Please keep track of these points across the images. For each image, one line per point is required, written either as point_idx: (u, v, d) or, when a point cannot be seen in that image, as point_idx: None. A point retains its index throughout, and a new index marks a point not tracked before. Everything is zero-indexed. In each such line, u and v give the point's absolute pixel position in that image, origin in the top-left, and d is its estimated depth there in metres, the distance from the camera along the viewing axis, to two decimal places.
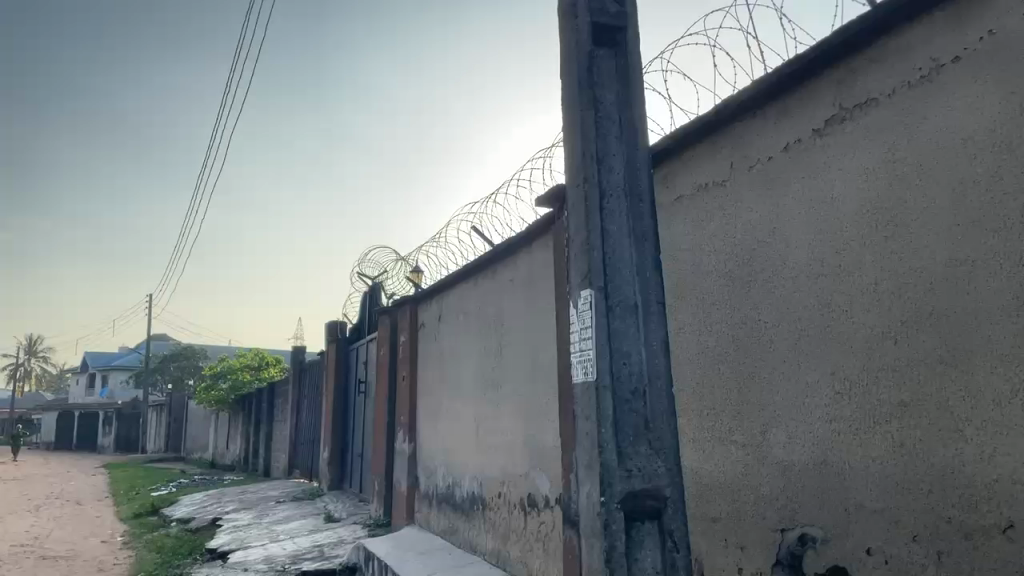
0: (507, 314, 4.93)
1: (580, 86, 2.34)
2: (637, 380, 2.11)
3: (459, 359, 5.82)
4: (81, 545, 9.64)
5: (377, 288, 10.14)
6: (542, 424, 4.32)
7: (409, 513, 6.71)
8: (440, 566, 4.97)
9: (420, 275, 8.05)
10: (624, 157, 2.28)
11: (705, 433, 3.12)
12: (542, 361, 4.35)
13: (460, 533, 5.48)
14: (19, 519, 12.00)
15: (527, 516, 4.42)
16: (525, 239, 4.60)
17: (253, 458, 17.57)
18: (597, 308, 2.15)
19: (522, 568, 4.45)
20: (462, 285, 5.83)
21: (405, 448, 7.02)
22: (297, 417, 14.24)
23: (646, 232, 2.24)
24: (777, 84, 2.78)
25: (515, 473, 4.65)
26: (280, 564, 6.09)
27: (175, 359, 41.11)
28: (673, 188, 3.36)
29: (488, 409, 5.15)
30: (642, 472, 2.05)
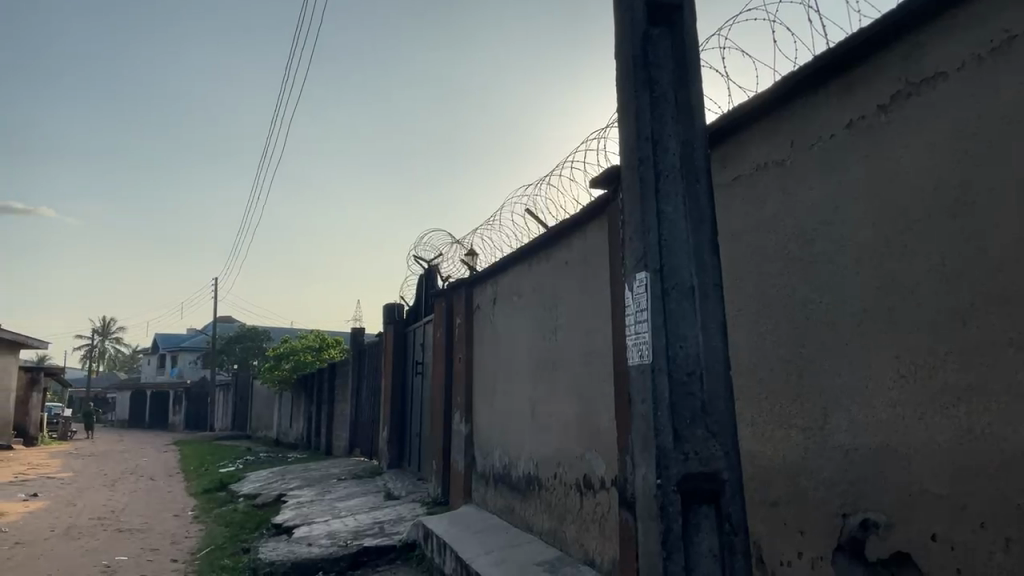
0: (562, 296, 4.93)
1: (636, 67, 2.32)
2: (694, 363, 2.10)
3: (514, 342, 5.86)
4: (155, 518, 10.08)
5: (433, 270, 10.25)
6: (597, 406, 4.33)
7: (466, 493, 6.80)
8: (498, 545, 5.04)
9: (475, 258, 8.09)
10: (680, 138, 2.26)
11: (763, 417, 3.08)
12: (597, 343, 4.35)
13: (517, 512, 5.53)
14: (97, 493, 12.61)
15: (583, 497, 4.44)
16: (580, 222, 4.58)
17: (315, 436, 18.03)
18: (653, 291, 2.15)
19: (578, 548, 4.48)
20: (517, 267, 5.86)
21: (462, 429, 7.10)
22: (357, 397, 14.53)
23: (703, 213, 2.23)
24: (839, 59, 2.71)
25: (571, 454, 4.67)
26: (342, 540, 6.25)
27: (240, 340, 42.33)
28: (731, 168, 3.30)
29: (544, 391, 5.17)
30: (699, 456, 2.05)
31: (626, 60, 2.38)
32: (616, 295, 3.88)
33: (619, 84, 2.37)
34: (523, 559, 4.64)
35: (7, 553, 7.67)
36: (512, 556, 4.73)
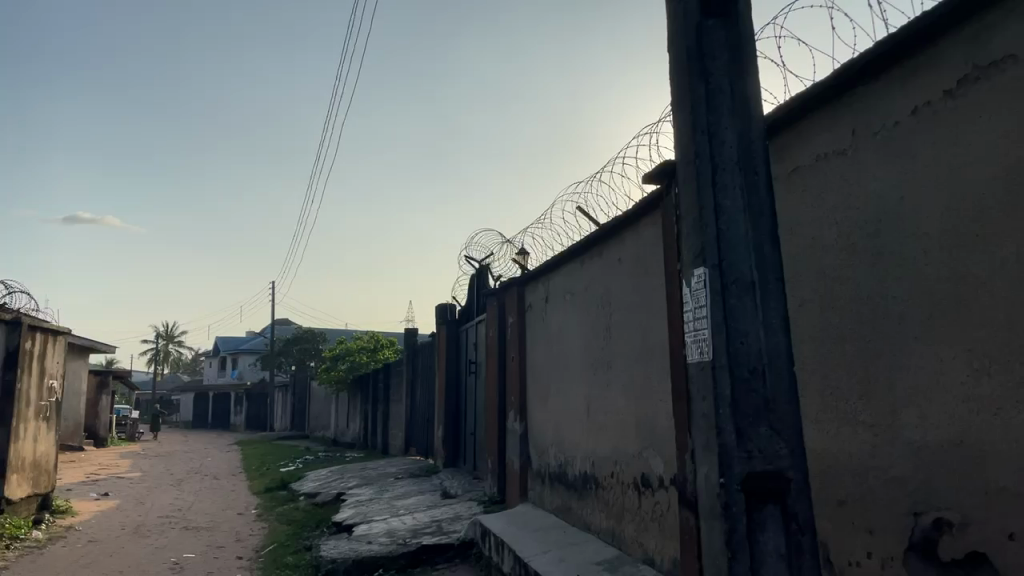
0: (615, 294, 4.89)
1: (690, 60, 2.30)
2: (756, 359, 2.06)
3: (568, 340, 5.84)
4: (220, 516, 10.35)
5: (484, 270, 10.29)
6: (653, 404, 4.28)
7: (522, 492, 6.81)
8: (556, 544, 5.02)
9: (526, 257, 8.09)
10: (737, 130, 2.22)
11: (827, 413, 3.01)
12: (653, 339, 4.30)
13: (574, 511, 5.51)
14: (165, 492, 13.02)
15: (642, 496, 4.40)
16: (632, 218, 4.54)
17: (371, 436, 18.28)
18: (712, 287, 2.14)
19: (637, 547, 4.44)
20: (569, 265, 5.84)
21: (516, 428, 7.11)
22: (412, 396, 14.67)
23: (763, 206, 2.19)
24: (901, 45, 2.63)
25: (627, 453, 4.64)
26: (401, 538, 6.31)
27: (297, 342, 43.17)
28: (789, 159, 3.23)
29: (599, 389, 5.14)
30: (764, 454, 2.02)
31: (681, 54, 2.36)
32: (670, 291, 3.83)
33: (675, 78, 2.36)
34: (582, 558, 4.63)
35: (82, 550, 7.98)
36: (570, 555, 4.71)
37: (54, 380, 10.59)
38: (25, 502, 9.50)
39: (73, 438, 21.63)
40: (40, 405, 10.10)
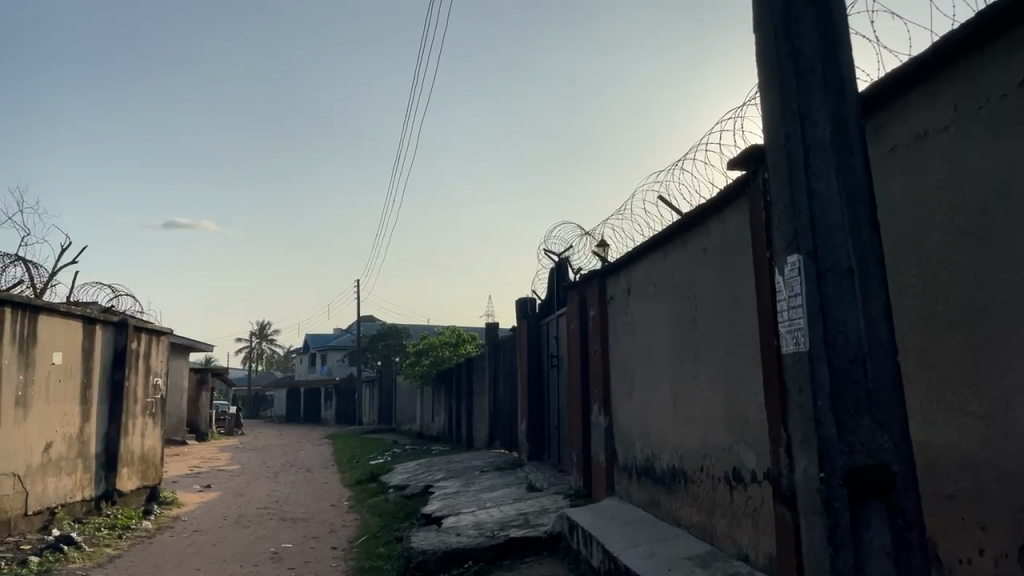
0: (700, 284, 4.78)
1: (778, 40, 2.23)
2: (856, 349, 2.02)
3: (652, 332, 5.75)
4: (314, 508, 10.71)
5: (564, 263, 10.24)
6: (744, 397, 4.17)
7: (608, 486, 6.77)
8: (645, 538, 4.96)
9: (606, 249, 8.01)
10: (829, 111, 2.16)
11: (933, 405, 2.86)
12: (742, 331, 4.19)
13: (662, 506, 5.44)
14: (262, 485, 13.56)
15: (733, 491, 4.30)
16: (716, 206, 4.43)
17: (456, 429, 18.49)
18: (807, 275, 2.10)
19: (730, 543, 4.34)
20: (650, 257, 5.76)
21: (601, 421, 7.08)
22: (495, 390, 14.78)
23: (859, 188, 2.13)
24: (1003, 14, 2.47)
25: (717, 447, 4.54)
26: (488, 530, 6.37)
27: (382, 338, 44.14)
28: (887, 138, 3.07)
29: (686, 381, 5.05)
30: (866, 447, 1.99)
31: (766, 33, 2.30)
32: (760, 280, 3.72)
33: (761, 58, 2.29)
34: (673, 553, 4.56)
35: (187, 540, 8.39)
36: (661, 549, 4.66)
37: (158, 378, 11.16)
38: (134, 494, 10.07)
39: (177, 432, 22.73)
40: (146, 402, 10.66)
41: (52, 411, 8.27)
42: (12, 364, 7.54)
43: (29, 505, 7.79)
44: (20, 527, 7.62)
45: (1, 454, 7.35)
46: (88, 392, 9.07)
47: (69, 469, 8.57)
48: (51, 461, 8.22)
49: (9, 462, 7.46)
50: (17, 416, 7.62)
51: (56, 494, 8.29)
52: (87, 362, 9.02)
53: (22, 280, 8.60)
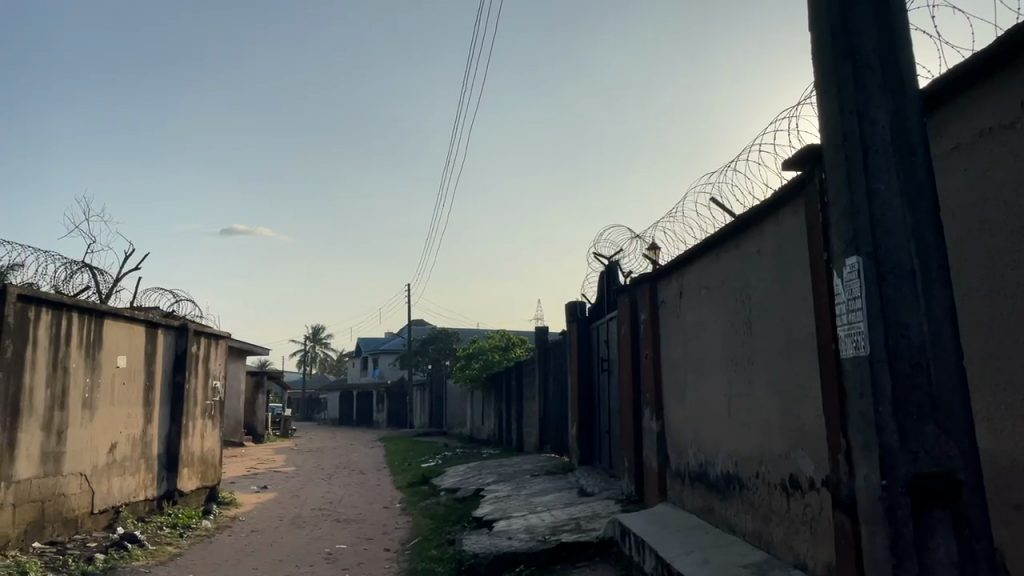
0: (755, 286, 4.70)
1: (835, 37, 2.19)
2: (918, 353, 1.97)
3: (705, 336, 5.67)
4: (367, 509, 10.85)
5: (614, 266, 10.18)
6: (801, 402, 4.08)
7: (661, 492, 6.69)
8: (699, 545, 4.89)
9: (657, 252, 7.94)
10: (889, 108, 2.11)
11: (1001, 411, 2.75)
12: (798, 334, 4.10)
13: (717, 512, 5.36)
14: (317, 486, 13.81)
15: (791, 498, 4.21)
16: (771, 207, 4.35)
17: (506, 433, 18.52)
18: (867, 277, 2.05)
19: (788, 551, 4.25)
20: (702, 259, 5.70)
21: (653, 425, 7.01)
22: (545, 393, 14.76)
23: (921, 187, 2.08)
24: None
25: (773, 452, 4.44)
26: (539, 535, 6.36)
27: (433, 342, 44.55)
28: (949, 137, 2.98)
29: (740, 385, 4.97)
30: (930, 454, 1.93)
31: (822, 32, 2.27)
32: (817, 282, 3.64)
33: (816, 55, 2.26)
34: (728, 560, 4.48)
35: (245, 539, 8.59)
36: (716, 556, 4.59)
37: (217, 381, 11.44)
38: (195, 494, 10.35)
39: (234, 433, 23.29)
40: (205, 404, 10.94)
41: (117, 412, 8.56)
42: (79, 367, 7.82)
43: (95, 504, 8.07)
44: (87, 525, 7.91)
45: (69, 454, 7.64)
46: (150, 394, 9.36)
47: (133, 469, 8.87)
48: (116, 461, 8.52)
49: (76, 462, 7.76)
50: (84, 417, 7.91)
51: (121, 493, 8.57)
52: (150, 365, 9.30)
53: (89, 286, 8.92)
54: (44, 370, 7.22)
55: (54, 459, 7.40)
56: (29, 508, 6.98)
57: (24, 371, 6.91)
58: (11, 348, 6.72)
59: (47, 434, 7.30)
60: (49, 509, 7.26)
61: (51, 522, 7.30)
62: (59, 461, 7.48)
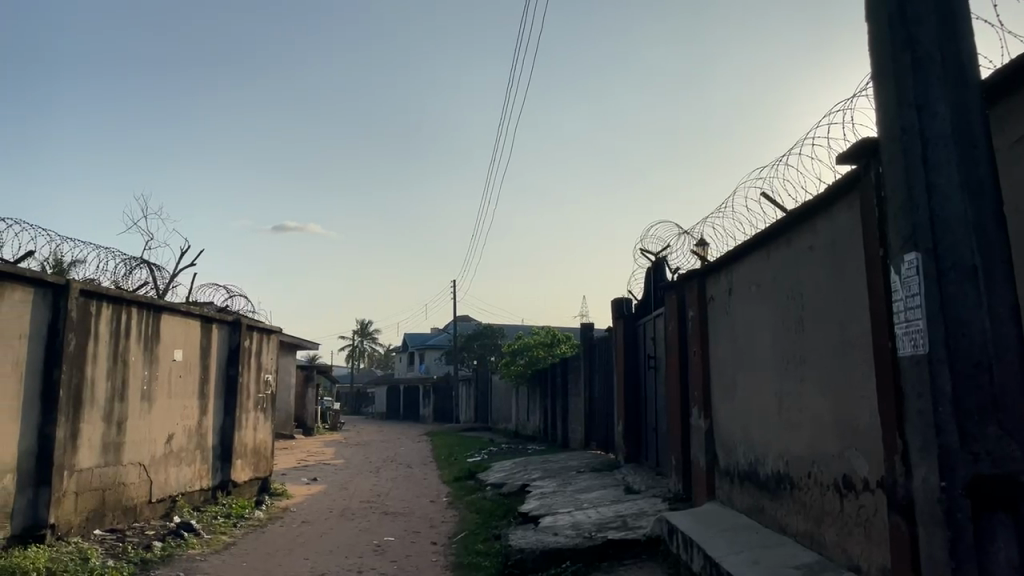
0: (808, 284, 4.60)
1: (893, 27, 2.17)
2: (980, 352, 1.94)
3: (755, 333, 5.58)
4: (415, 502, 10.97)
5: (661, 262, 10.10)
6: (855, 401, 3.99)
7: (709, 491, 6.62)
8: (749, 545, 4.83)
9: (706, 248, 7.83)
10: (950, 100, 2.08)
11: None
12: (853, 332, 4.00)
13: (767, 513, 5.28)
14: (365, 479, 14.02)
15: (844, 499, 4.13)
16: (825, 202, 4.25)
17: (552, 429, 18.53)
18: (926, 273, 2.03)
19: (841, 554, 4.17)
20: (753, 256, 5.60)
21: (701, 424, 6.93)
22: (590, 390, 14.73)
23: (983, 181, 2.05)
24: None
25: (827, 453, 4.35)
26: (585, 532, 6.35)
27: (478, 338, 44.87)
28: (1013, 128, 2.88)
29: (792, 385, 4.87)
30: (992, 457, 1.91)
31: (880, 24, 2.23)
32: (873, 280, 3.55)
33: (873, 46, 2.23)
34: (778, 561, 4.41)
35: (296, 530, 8.76)
36: (766, 557, 4.52)
37: (269, 375, 11.68)
38: (248, 484, 10.62)
39: (285, 427, 23.79)
40: (257, 397, 11.18)
41: (174, 405, 8.81)
42: (137, 360, 8.05)
43: (153, 493, 8.33)
44: (146, 513, 8.17)
45: (128, 445, 7.89)
46: (206, 387, 9.61)
47: (189, 460, 9.12)
48: (173, 452, 8.77)
49: (136, 452, 8.01)
50: (142, 409, 8.16)
51: (177, 483, 8.83)
52: (205, 359, 9.55)
53: (147, 282, 9.19)
54: (106, 364, 7.47)
55: (114, 450, 7.65)
56: (91, 496, 7.24)
57: (86, 363, 7.16)
58: (74, 341, 6.97)
59: (108, 425, 7.55)
60: (109, 498, 7.52)
61: (111, 510, 7.56)
62: (119, 451, 7.74)
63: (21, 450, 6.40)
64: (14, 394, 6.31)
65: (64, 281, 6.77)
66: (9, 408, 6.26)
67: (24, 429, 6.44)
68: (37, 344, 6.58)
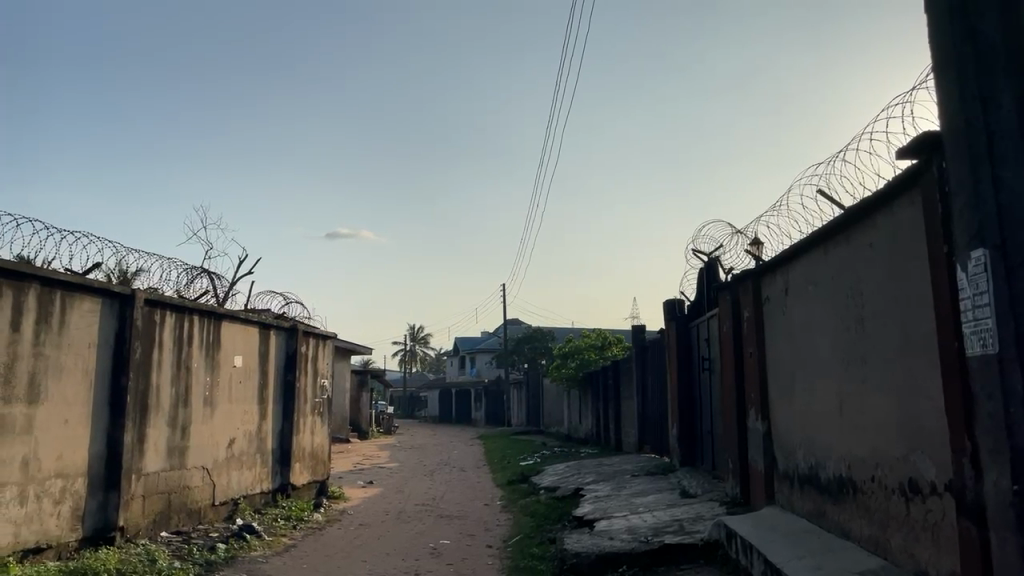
0: (868, 283, 4.49)
1: (958, 34, 2.46)
2: None
3: (814, 334, 5.47)
4: (469, 506, 11.02)
5: (714, 262, 9.95)
6: (920, 402, 3.88)
7: (768, 495, 6.50)
8: (811, 551, 4.72)
9: (760, 247, 7.69)
10: (1014, 98, 2.37)
11: None
12: (916, 330, 3.91)
13: (829, 517, 5.17)
14: (419, 483, 14.13)
15: (910, 502, 4.02)
16: (885, 198, 4.15)
17: (604, 433, 18.37)
18: (992, 269, 2.33)
19: (908, 560, 4.05)
20: (810, 255, 5.48)
21: (759, 426, 6.80)
22: (643, 394, 14.57)
23: None
24: None
25: (891, 456, 4.24)
26: (642, 536, 6.29)
27: (529, 341, 44.86)
28: None
29: (853, 385, 4.77)
30: None
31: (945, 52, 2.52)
32: (937, 276, 3.45)
33: (939, 74, 2.56)
34: (841, 567, 4.31)
35: (354, 532, 8.91)
36: (830, 562, 4.42)
37: (325, 380, 11.88)
38: (306, 488, 10.83)
39: (340, 430, 24.16)
40: (314, 401, 11.38)
41: (235, 410, 9.04)
42: (199, 367, 8.28)
43: (216, 496, 8.57)
44: (209, 516, 8.41)
45: (192, 449, 8.12)
46: (265, 393, 9.84)
47: (249, 464, 9.34)
48: (235, 456, 9.01)
49: (199, 456, 8.25)
50: (205, 414, 8.39)
51: (239, 486, 9.05)
52: (263, 364, 9.78)
53: (208, 291, 9.45)
54: (170, 370, 7.71)
55: (179, 453, 7.88)
56: (158, 499, 7.48)
57: (151, 370, 7.40)
58: (139, 348, 7.20)
59: (173, 430, 7.79)
60: (175, 500, 7.75)
61: (177, 513, 7.79)
62: (184, 455, 7.97)
63: (91, 454, 6.64)
64: (85, 400, 6.56)
65: (129, 290, 7.01)
66: (81, 414, 6.51)
67: (95, 435, 6.68)
68: (106, 351, 6.83)
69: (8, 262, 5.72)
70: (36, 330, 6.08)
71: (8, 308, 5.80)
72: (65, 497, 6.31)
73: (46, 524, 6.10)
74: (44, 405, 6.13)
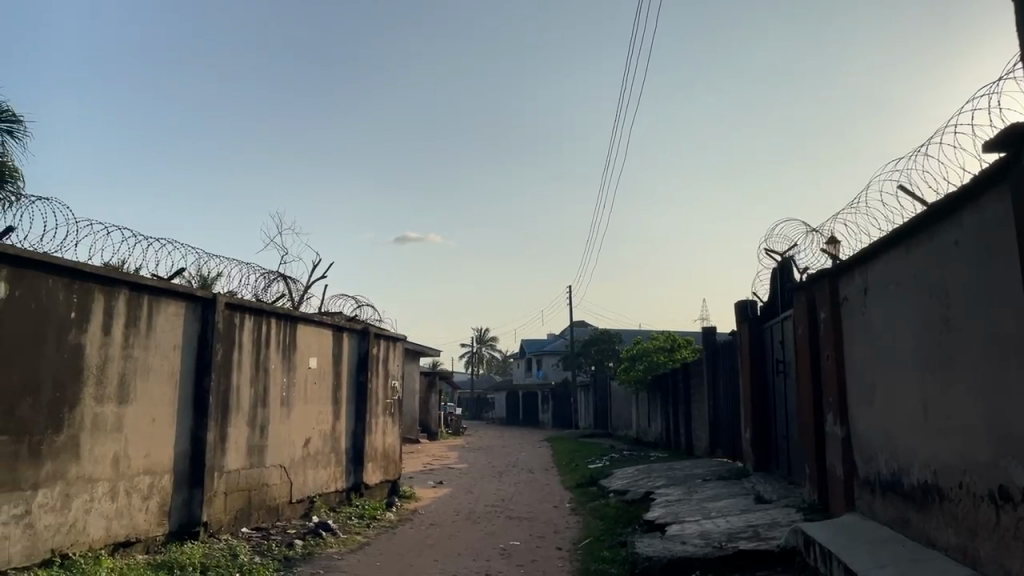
0: (953, 282, 4.30)
1: None
2: None
3: (895, 336, 5.28)
4: (538, 508, 11.02)
5: (788, 262, 9.69)
6: (1010, 406, 3.71)
7: (849, 501, 6.29)
8: (893, 559, 4.56)
9: (837, 245, 7.46)
10: None
11: None
12: (1004, 331, 3.73)
13: (913, 525, 4.98)
14: (489, 484, 14.19)
15: (1000, 510, 3.84)
16: (971, 193, 3.98)
17: (675, 436, 18.08)
18: None
19: (999, 570, 3.87)
20: (891, 253, 5.29)
21: (837, 430, 6.60)
22: (715, 397, 14.30)
23: None
24: None
25: (979, 462, 4.06)
26: (715, 541, 6.19)
27: (596, 343, 44.60)
28: None
29: (937, 389, 4.58)
30: None
31: None
32: None
33: None
34: None
35: (426, 532, 9.01)
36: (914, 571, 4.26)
37: (396, 381, 12.07)
38: (378, 487, 11.03)
39: (410, 431, 24.47)
40: (386, 402, 11.59)
41: (310, 410, 9.29)
42: (276, 368, 8.54)
43: (293, 493, 8.81)
44: (287, 513, 8.66)
45: (270, 448, 8.38)
46: (338, 394, 10.07)
47: (324, 463, 9.57)
48: (310, 455, 9.25)
49: (277, 454, 8.50)
50: (282, 414, 8.64)
51: (315, 485, 9.30)
52: (337, 366, 10.01)
53: (284, 294, 9.74)
54: (249, 371, 7.98)
55: (258, 452, 8.14)
56: (238, 495, 7.75)
57: (232, 371, 7.68)
58: (221, 351, 7.48)
59: (252, 429, 8.06)
60: (254, 497, 8.01)
61: (257, 509, 8.06)
62: (262, 453, 8.23)
63: (177, 453, 6.92)
64: (171, 400, 6.85)
65: (210, 295, 7.28)
66: (166, 413, 6.80)
67: (180, 434, 6.96)
68: (190, 354, 7.12)
69: (100, 269, 6.03)
70: (125, 332, 6.37)
71: (99, 312, 6.10)
72: (152, 492, 6.61)
73: (135, 519, 6.39)
74: (133, 404, 6.43)
